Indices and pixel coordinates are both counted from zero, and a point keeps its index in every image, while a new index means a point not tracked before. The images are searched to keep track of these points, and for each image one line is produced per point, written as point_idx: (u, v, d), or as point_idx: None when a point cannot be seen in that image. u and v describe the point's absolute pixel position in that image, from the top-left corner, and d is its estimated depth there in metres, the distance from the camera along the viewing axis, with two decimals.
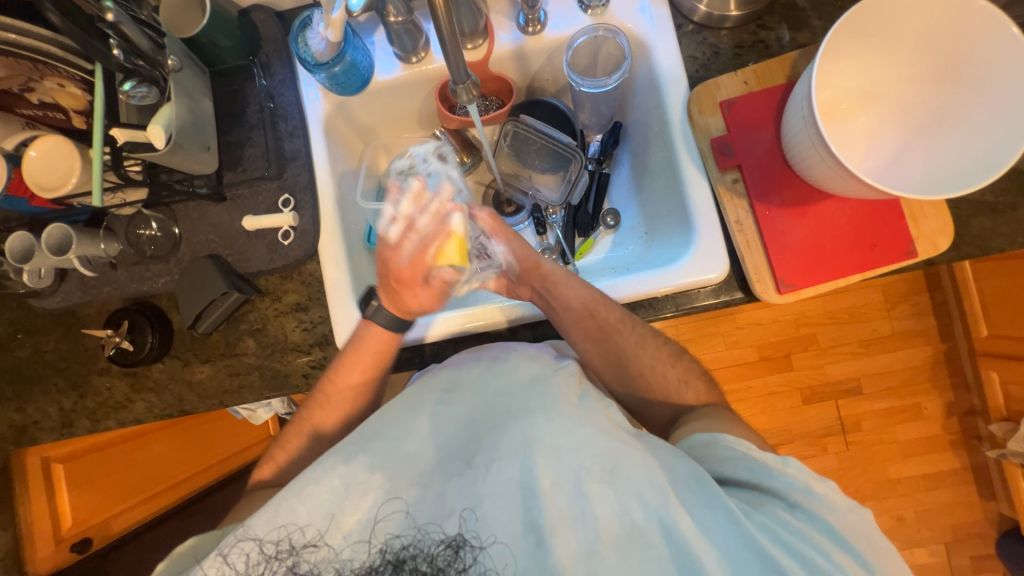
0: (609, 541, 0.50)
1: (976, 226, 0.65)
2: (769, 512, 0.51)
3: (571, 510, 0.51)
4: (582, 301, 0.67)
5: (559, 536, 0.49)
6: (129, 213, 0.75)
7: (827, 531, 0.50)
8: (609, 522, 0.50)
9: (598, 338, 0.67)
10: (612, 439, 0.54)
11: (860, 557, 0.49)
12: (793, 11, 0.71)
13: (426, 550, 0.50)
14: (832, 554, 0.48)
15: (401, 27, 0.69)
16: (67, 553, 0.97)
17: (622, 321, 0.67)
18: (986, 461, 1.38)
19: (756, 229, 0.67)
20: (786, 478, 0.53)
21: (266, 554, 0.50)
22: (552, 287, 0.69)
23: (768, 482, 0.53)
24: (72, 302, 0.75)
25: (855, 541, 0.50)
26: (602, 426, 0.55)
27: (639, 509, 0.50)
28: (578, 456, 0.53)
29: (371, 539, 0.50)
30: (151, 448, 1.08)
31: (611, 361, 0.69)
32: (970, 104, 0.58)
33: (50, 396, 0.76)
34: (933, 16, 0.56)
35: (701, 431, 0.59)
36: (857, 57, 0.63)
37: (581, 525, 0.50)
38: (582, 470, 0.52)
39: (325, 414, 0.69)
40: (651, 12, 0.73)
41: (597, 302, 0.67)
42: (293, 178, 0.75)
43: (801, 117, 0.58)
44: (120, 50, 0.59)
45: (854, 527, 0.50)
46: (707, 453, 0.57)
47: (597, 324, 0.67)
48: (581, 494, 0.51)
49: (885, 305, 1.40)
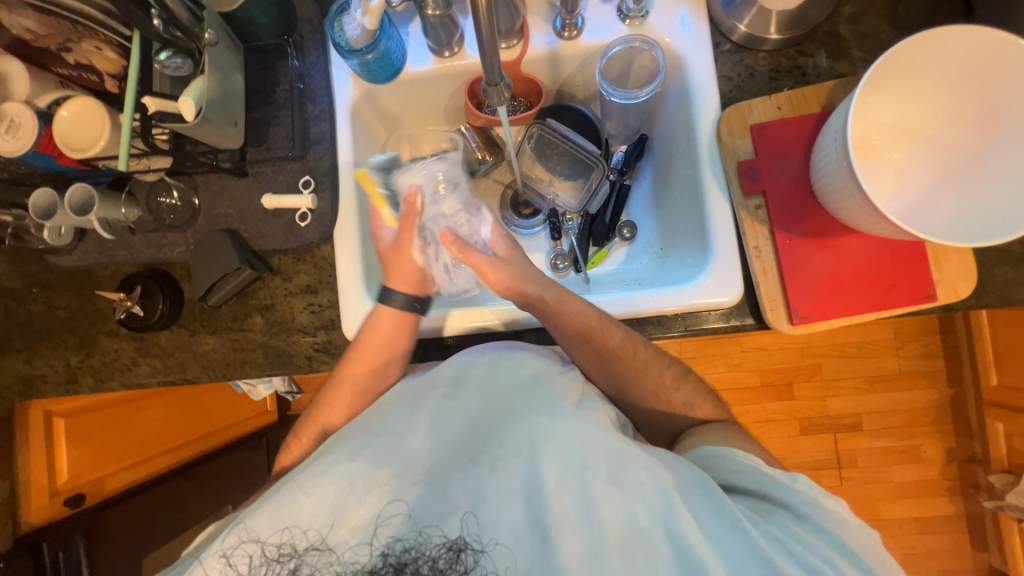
0: (614, 542, 0.49)
1: (1000, 275, 0.63)
2: (778, 522, 0.50)
3: (576, 510, 0.50)
4: (583, 327, 0.65)
5: (563, 537, 0.49)
6: (152, 179, 0.75)
7: (836, 544, 0.49)
8: (614, 524, 0.50)
9: (598, 362, 0.66)
10: (617, 439, 0.54)
11: (869, 568, 0.47)
12: (835, 40, 0.69)
13: (426, 554, 0.49)
14: (842, 565, 0.47)
15: (438, 20, 0.69)
16: (59, 507, 0.96)
17: (624, 346, 0.65)
18: (982, 511, 1.36)
19: (774, 257, 0.66)
20: (793, 489, 0.52)
21: (268, 557, 0.50)
22: (551, 312, 0.66)
23: (775, 493, 0.53)
24: (89, 261, 0.76)
25: (864, 554, 0.48)
26: (608, 428, 0.55)
27: (644, 513, 0.50)
28: (584, 456, 0.53)
29: (374, 540, 0.50)
30: (152, 411, 1.11)
31: (611, 383, 0.68)
32: (1008, 152, 0.57)
33: (58, 351, 0.78)
34: (981, 59, 0.55)
35: (710, 444, 0.59)
36: (897, 92, 0.62)
37: (585, 525, 0.49)
38: (586, 471, 0.52)
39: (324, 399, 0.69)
40: (690, 27, 0.72)
41: (597, 329, 0.64)
42: (316, 161, 0.75)
43: (833, 148, 0.57)
44: (160, 20, 0.60)
45: (863, 541, 0.49)
46: (716, 464, 0.56)
47: (595, 352, 0.65)
48: (586, 495, 0.51)
49: (895, 343, 1.38)
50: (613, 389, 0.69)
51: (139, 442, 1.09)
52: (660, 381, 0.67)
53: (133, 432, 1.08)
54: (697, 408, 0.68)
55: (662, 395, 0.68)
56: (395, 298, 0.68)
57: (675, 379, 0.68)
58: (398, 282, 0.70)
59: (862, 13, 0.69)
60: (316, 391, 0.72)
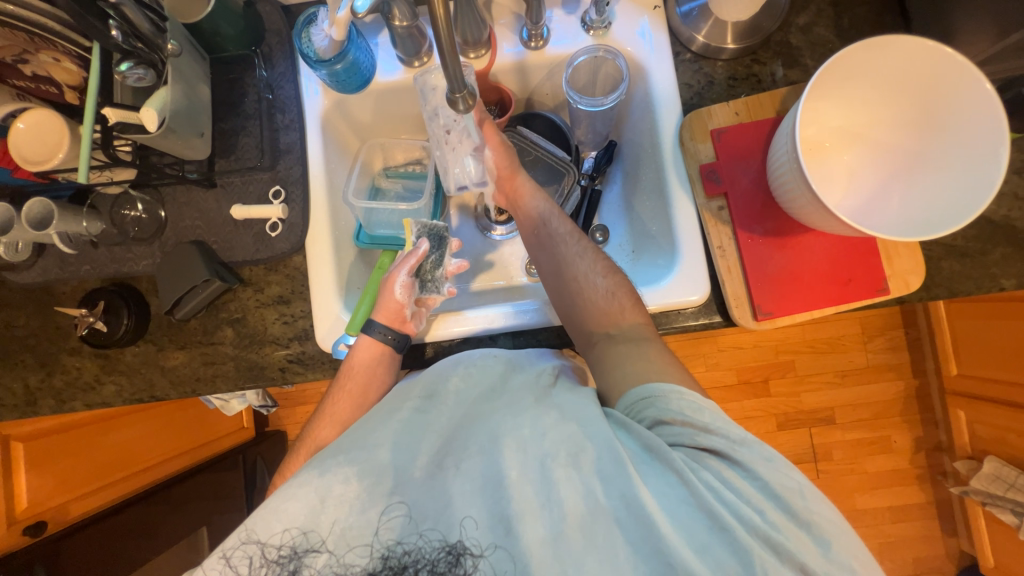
0: (575, 524, 0.50)
1: (947, 268, 0.67)
2: (711, 468, 0.50)
3: (538, 497, 0.51)
4: (537, 212, 0.73)
5: (526, 523, 0.49)
6: (115, 192, 0.74)
7: (763, 490, 0.48)
8: (574, 505, 0.50)
9: (546, 248, 0.70)
10: (572, 424, 0.54)
11: (792, 509, 0.47)
12: (787, 49, 0.73)
13: (426, 557, 0.50)
14: (768, 511, 0.47)
15: (405, 31, 0.70)
16: (18, 538, 0.89)
17: (570, 234, 0.70)
18: (950, 497, 1.41)
19: (738, 255, 0.68)
20: (720, 433, 0.51)
21: (269, 559, 0.49)
22: (518, 197, 0.75)
23: (706, 441, 0.51)
24: (48, 277, 0.74)
25: (788, 496, 0.48)
26: (564, 415, 0.56)
27: (601, 489, 0.51)
28: (544, 445, 0.53)
29: (374, 542, 0.51)
30: (119, 432, 1.09)
31: (553, 277, 0.68)
32: (944, 154, 0.61)
33: (17, 372, 0.75)
34: (915, 66, 0.59)
35: (635, 388, 0.57)
36: (844, 98, 0.66)
37: (547, 511, 0.50)
38: (547, 457, 0.53)
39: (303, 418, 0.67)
40: (651, 37, 0.74)
41: (551, 215, 0.72)
42: (286, 171, 0.75)
43: (785, 152, 0.60)
44: (120, 31, 0.58)
45: (787, 481, 0.48)
46: (645, 410, 0.55)
47: (547, 233, 0.71)
48: (547, 481, 0.51)
49: (862, 337, 1.43)
50: (552, 288, 0.68)
51: (105, 463, 1.05)
52: (591, 271, 0.66)
53: (100, 453, 1.04)
54: (617, 298, 0.63)
55: (591, 300, 0.64)
56: (376, 329, 0.68)
57: (604, 283, 0.65)
58: (382, 314, 0.68)
59: (812, 24, 0.73)
60: (307, 419, 0.68)
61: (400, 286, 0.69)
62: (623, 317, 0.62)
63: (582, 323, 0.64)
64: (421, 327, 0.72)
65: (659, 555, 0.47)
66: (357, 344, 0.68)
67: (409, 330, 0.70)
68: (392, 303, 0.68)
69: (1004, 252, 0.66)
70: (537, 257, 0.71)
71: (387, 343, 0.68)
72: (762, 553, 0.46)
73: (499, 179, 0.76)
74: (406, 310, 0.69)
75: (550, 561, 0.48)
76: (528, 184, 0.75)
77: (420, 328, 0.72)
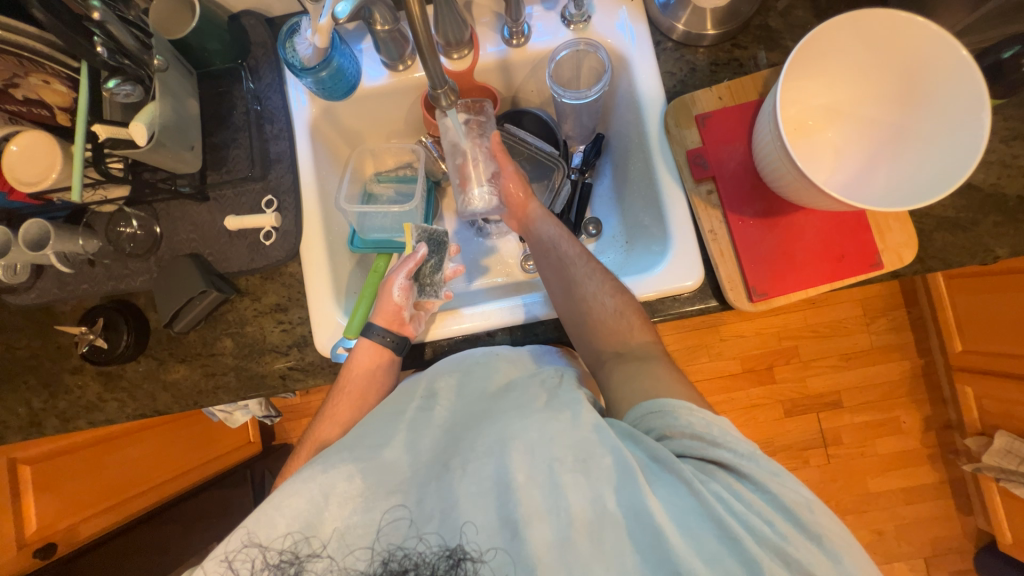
0: (581, 528, 0.49)
1: (939, 240, 0.67)
2: (719, 480, 0.49)
3: (545, 502, 0.50)
4: (547, 235, 0.73)
5: (533, 528, 0.49)
6: (110, 209, 0.74)
7: (773, 503, 0.47)
8: (581, 509, 0.49)
9: (556, 269, 0.70)
10: (582, 430, 0.53)
11: (802, 523, 0.46)
12: (767, 33, 0.74)
13: (426, 561, 0.50)
14: (777, 523, 0.46)
15: (387, 35, 0.71)
16: (28, 560, 0.91)
17: (578, 256, 0.69)
18: (963, 476, 1.40)
19: (729, 239, 0.69)
20: (727, 445, 0.51)
21: (269, 563, 0.49)
22: (529, 222, 0.76)
23: (712, 452, 0.50)
24: (47, 298, 0.74)
25: (798, 511, 0.47)
26: (576, 419, 0.55)
27: (608, 495, 0.50)
28: (552, 450, 0.53)
29: (375, 545, 0.51)
30: (128, 451, 1.08)
31: (565, 299, 0.67)
32: (927, 124, 0.61)
33: (20, 394, 0.75)
34: (891, 39, 0.59)
35: (646, 401, 0.56)
36: (825, 75, 0.66)
37: (553, 515, 0.49)
38: (555, 462, 0.52)
39: (307, 434, 0.67)
40: (631, 29, 0.75)
41: (561, 237, 0.72)
42: (278, 180, 0.75)
43: (769, 131, 0.61)
44: (105, 48, 0.60)
45: (796, 495, 0.47)
46: (654, 422, 0.54)
47: (556, 255, 0.70)
48: (555, 485, 0.51)
49: (864, 319, 1.43)
50: (561, 305, 0.68)
51: (114, 483, 1.05)
52: (599, 291, 0.65)
53: (109, 473, 1.04)
54: (626, 316, 0.63)
55: (600, 320, 0.64)
56: (376, 332, 0.68)
57: (613, 302, 0.64)
58: (382, 317, 0.69)
59: (790, 7, 0.74)
60: (312, 416, 0.68)
61: (399, 289, 0.70)
62: (636, 340, 0.63)
63: (580, 313, 0.65)
64: (420, 329, 0.72)
65: (665, 562, 0.46)
66: (357, 347, 0.68)
67: (409, 332, 0.70)
68: (390, 305, 0.69)
69: (995, 221, 0.66)
70: (549, 280, 0.70)
71: (388, 346, 0.68)
72: (770, 564, 0.45)
73: (512, 204, 0.77)
74: (405, 312, 0.69)
75: (558, 566, 0.48)
76: (542, 209, 0.76)
77: (419, 330, 0.72)
